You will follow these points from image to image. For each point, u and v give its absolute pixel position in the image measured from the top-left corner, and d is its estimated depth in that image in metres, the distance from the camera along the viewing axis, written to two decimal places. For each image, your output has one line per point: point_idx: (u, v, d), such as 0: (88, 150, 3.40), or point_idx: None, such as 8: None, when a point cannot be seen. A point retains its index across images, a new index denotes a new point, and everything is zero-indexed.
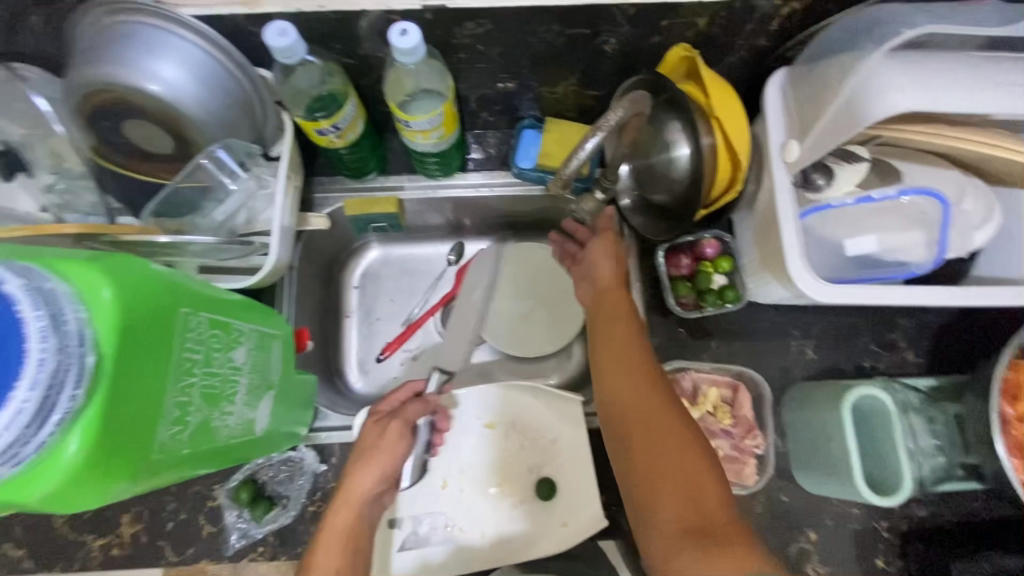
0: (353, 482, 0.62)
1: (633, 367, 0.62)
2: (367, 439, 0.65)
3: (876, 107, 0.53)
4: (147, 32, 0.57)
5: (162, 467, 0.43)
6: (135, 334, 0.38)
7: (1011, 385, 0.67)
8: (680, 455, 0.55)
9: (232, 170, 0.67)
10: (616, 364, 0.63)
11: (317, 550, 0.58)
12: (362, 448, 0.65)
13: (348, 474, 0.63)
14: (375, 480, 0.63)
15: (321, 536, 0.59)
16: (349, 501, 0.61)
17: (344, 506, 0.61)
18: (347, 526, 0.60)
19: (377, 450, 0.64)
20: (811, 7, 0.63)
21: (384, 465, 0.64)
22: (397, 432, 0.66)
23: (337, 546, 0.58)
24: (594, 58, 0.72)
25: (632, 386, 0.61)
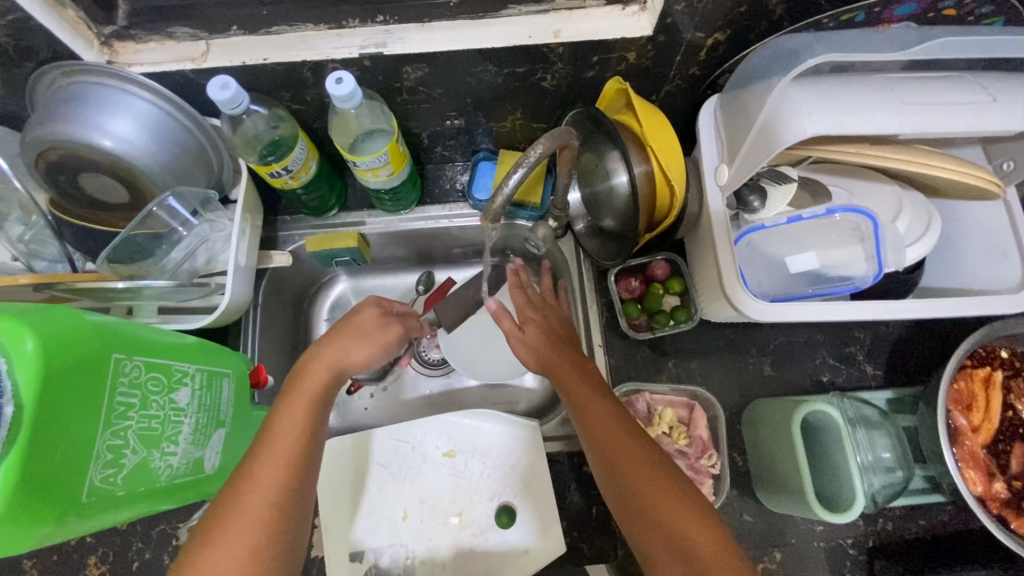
0: (341, 348, 0.65)
1: (619, 426, 0.59)
2: (359, 321, 0.69)
3: (787, 132, 0.55)
4: (99, 92, 0.60)
5: (95, 509, 0.44)
6: (59, 383, 0.40)
7: (965, 396, 0.70)
8: (682, 514, 0.53)
9: (185, 218, 0.69)
10: (597, 419, 0.60)
11: (283, 408, 0.58)
12: (352, 323, 0.68)
13: (333, 341, 0.65)
14: (356, 351, 0.66)
15: (292, 393, 0.60)
16: (328, 362, 0.63)
17: (312, 372, 0.62)
18: (321, 384, 0.61)
19: (368, 329, 0.68)
20: (734, 38, 0.66)
21: (368, 345, 0.67)
22: (394, 333, 0.71)
23: (305, 403, 0.59)
24: (535, 92, 0.75)
25: (623, 438, 0.58)
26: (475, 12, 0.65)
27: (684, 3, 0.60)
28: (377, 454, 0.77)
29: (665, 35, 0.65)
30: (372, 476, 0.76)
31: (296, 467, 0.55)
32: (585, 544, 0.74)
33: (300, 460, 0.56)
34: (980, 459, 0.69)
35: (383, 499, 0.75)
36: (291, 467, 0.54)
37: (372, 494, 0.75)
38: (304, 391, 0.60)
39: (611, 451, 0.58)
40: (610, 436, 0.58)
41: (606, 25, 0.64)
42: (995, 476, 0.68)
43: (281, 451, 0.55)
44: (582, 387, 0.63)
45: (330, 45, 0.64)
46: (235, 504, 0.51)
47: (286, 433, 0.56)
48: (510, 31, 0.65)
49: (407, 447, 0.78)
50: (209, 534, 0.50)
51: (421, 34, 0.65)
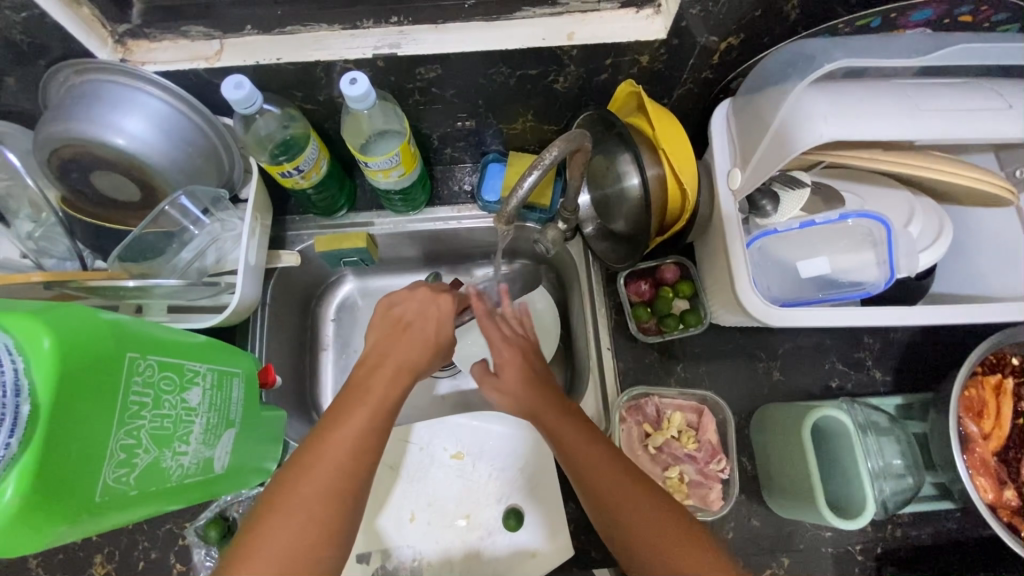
0: (402, 358, 0.61)
1: (609, 468, 0.57)
2: (422, 326, 0.65)
3: (801, 138, 0.55)
4: (112, 90, 0.60)
5: (108, 509, 0.44)
6: (75, 382, 0.40)
7: (976, 403, 0.70)
8: (685, 558, 0.52)
9: (196, 216, 0.69)
10: (586, 463, 0.58)
11: (353, 404, 0.56)
12: (419, 321, 0.65)
13: (400, 347, 0.62)
14: (423, 364, 0.63)
15: (363, 392, 0.57)
16: (392, 370, 0.60)
17: (379, 383, 0.58)
18: (396, 390, 0.58)
19: (433, 334, 0.65)
20: (748, 42, 0.66)
21: (435, 352, 0.65)
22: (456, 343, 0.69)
23: (370, 410, 0.56)
24: (547, 95, 0.74)
25: (615, 481, 0.56)
26: (489, 15, 0.65)
27: (699, 6, 0.60)
28: (385, 455, 0.77)
29: (678, 38, 0.65)
30: (380, 477, 0.76)
31: (353, 473, 0.52)
32: (594, 548, 0.72)
33: (359, 465, 0.53)
34: (990, 466, 0.68)
35: (390, 500, 0.75)
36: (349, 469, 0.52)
37: (381, 495, 0.75)
38: (366, 405, 0.56)
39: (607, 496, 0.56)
40: (602, 483, 0.56)
41: (620, 28, 0.64)
42: (1006, 483, 0.68)
43: (328, 469, 0.51)
44: (568, 428, 0.60)
45: (343, 46, 0.64)
46: (277, 511, 0.49)
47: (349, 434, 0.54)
48: (523, 33, 0.65)
49: (415, 448, 0.78)
50: (251, 538, 0.49)
51: (435, 35, 0.65)
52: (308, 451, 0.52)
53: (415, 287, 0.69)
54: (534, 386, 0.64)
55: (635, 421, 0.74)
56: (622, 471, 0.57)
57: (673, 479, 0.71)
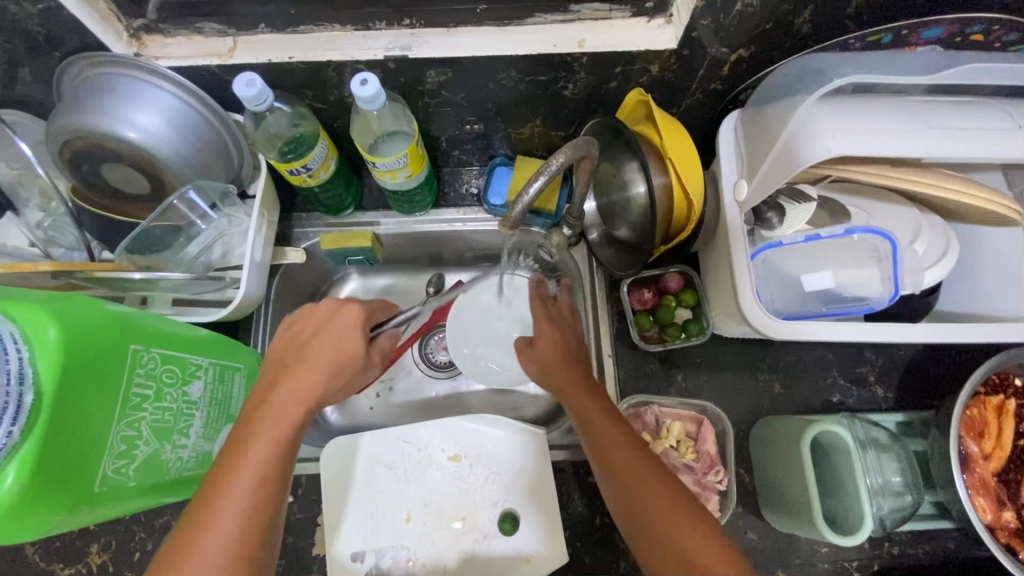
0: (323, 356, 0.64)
1: (627, 449, 0.59)
2: (327, 342, 0.65)
3: (810, 151, 0.55)
4: (125, 83, 0.61)
5: (106, 500, 0.44)
6: (78, 372, 0.40)
7: (977, 423, 0.69)
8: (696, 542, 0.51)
9: (203, 211, 0.69)
10: (604, 441, 0.60)
11: (245, 449, 0.53)
12: (320, 337, 0.65)
13: (300, 370, 0.61)
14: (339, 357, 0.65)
15: (255, 434, 0.54)
16: (289, 411, 0.57)
17: (271, 420, 0.55)
18: (292, 425, 0.56)
19: (336, 351, 0.65)
20: (758, 54, 0.66)
21: (341, 369, 0.65)
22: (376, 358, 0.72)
23: (266, 452, 0.53)
24: (556, 101, 0.75)
25: (632, 461, 0.58)
26: (501, 19, 0.65)
27: (711, 17, 0.60)
28: (382, 455, 0.77)
29: (688, 49, 0.65)
30: (378, 477, 0.76)
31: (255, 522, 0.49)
32: (587, 554, 0.74)
33: (260, 513, 0.50)
34: (991, 487, 0.68)
35: (387, 500, 0.75)
36: (249, 520, 0.49)
37: (378, 495, 0.75)
38: (259, 448, 0.53)
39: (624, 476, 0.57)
40: (621, 454, 0.58)
41: (631, 36, 0.65)
42: (1006, 504, 0.68)
43: (225, 525, 0.48)
44: (592, 409, 0.64)
45: (356, 47, 0.65)
46: None
47: (243, 483, 0.50)
48: (535, 39, 0.65)
49: (412, 449, 0.77)
50: None
51: (447, 38, 0.65)
52: (193, 516, 0.49)
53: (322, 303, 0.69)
54: (562, 371, 0.70)
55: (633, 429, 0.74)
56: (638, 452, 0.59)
57: None
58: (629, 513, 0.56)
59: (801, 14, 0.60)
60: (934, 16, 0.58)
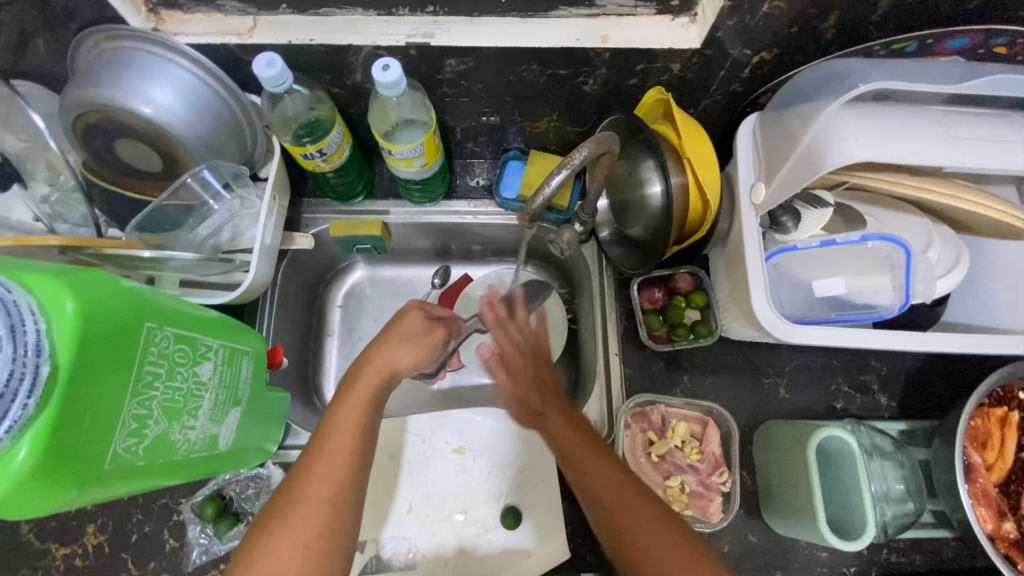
0: (407, 326, 0.68)
1: (621, 490, 0.57)
2: (404, 325, 0.68)
3: (833, 156, 0.55)
4: (143, 58, 0.60)
5: (115, 478, 0.43)
6: (94, 347, 0.40)
7: (980, 433, 0.70)
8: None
9: (216, 190, 0.69)
10: (594, 477, 0.59)
11: (340, 407, 0.59)
12: (399, 323, 0.68)
13: (382, 348, 0.65)
14: (422, 330, 0.68)
15: (347, 394, 0.60)
16: (366, 392, 0.60)
17: (362, 382, 0.61)
18: (375, 387, 0.61)
19: (414, 330, 0.68)
20: (781, 57, 0.66)
21: (414, 344, 0.67)
22: (440, 339, 0.70)
23: (359, 408, 0.59)
24: (575, 96, 0.74)
25: (624, 501, 0.57)
26: (524, 11, 0.64)
27: (736, 18, 0.60)
28: (387, 445, 0.77)
29: (711, 49, 0.65)
30: (381, 466, 0.76)
31: (354, 465, 0.55)
32: (588, 552, 0.72)
33: (357, 460, 0.56)
34: (992, 497, 0.68)
35: (390, 490, 0.75)
36: (349, 465, 0.55)
37: (379, 485, 0.75)
38: (353, 405, 0.59)
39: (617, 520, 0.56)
40: (604, 489, 0.58)
41: (655, 34, 0.64)
42: (1006, 515, 0.68)
43: (330, 467, 0.54)
44: (579, 445, 0.61)
45: (377, 32, 0.64)
46: (284, 520, 0.51)
47: (343, 432, 0.56)
48: (558, 32, 0.64)
49: (417, 440, 0.77)
50: (258, 551, 0.50)
51: (469, 27, 0.64)
52: (301, 464, 0.55)
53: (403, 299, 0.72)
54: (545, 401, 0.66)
55: (639, 428, 0.74)
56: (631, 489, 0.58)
57: (674, 488, 0.71)
58: (623, 555, 0.55)
59: (827, 18, 0.60)
60: (959, 26, 0.58)
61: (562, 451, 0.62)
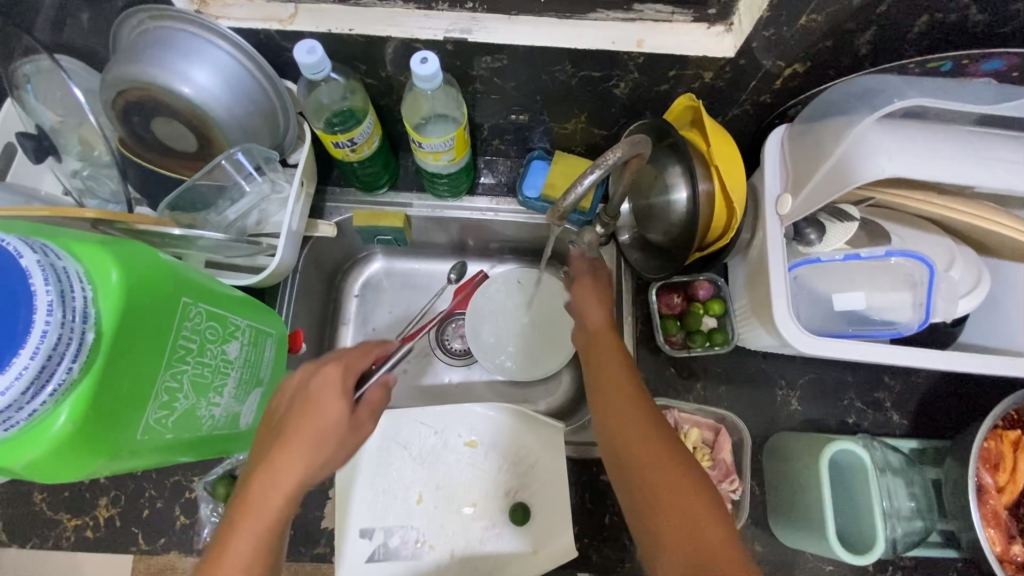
0: (322, 417, 0.54)
1: (637, 433, 0.57)
2: (321, 418, 0.54)
3: (865, 171, 0.56)
4: (186, 40, 0.61)
5: (145, 448, 0.44)
6: (135, 316, 0.40)
7: (993, 455, 0.69)
8: (680, 508, 0.53)
9: (248, 172, 0.69)
10: (614, 387, 0.62)
11: (230, 540, 0.48)
12: (306, 421, 0.53)
13: (288, 460, 0.51)
14: (343, 421, 0.55)
15: (240, 522, 0.49)
16: (262, 523, 0.49)
17: (262, 498, 0.50)
18: (273, 517, 0.50)
19: (328, 431, 0.54)
20: (813, 70, 0.67)
21: (329, 452, 0.54)
22: (366, 416, 0.59)
23: (252, 545, 0.48)
24: (605, 98, 0.75)
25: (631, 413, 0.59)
26: (563, 11, 0.65)
27: (772, 30, 0.60)
28: (400, 435, 0.77)
29: (745, 59, 0.65)
30: (392, 456, 0.76)
31: None
32: (594, 552, 0.73)
33: None
34: (1001, 519, 0.68)
35: (401, 479, 0.76)
36: None
37: (390, 474, 0.76)
38: (246, 540, 0.48)
39: (629, 465, 0.57)
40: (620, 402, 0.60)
41: (690, 41, 0.65)
42: (1015, 538, 0.68)
43: None
44: (608, 347, 0.65)
45: (416, 25, 0.65)
46: None
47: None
48: (595, 34, 0.65)
49: (429, 432, 0.77)
50: None
51: (507, 25, 0.65)
52: None
53: (318, 366, 0.57)
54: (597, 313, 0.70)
55: None
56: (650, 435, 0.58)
57: None
58: (618, 458, 0.58)
59: (862, 35, 0.61)
60: (995, 48, 0.59)
61: (593, 390, 0.63)
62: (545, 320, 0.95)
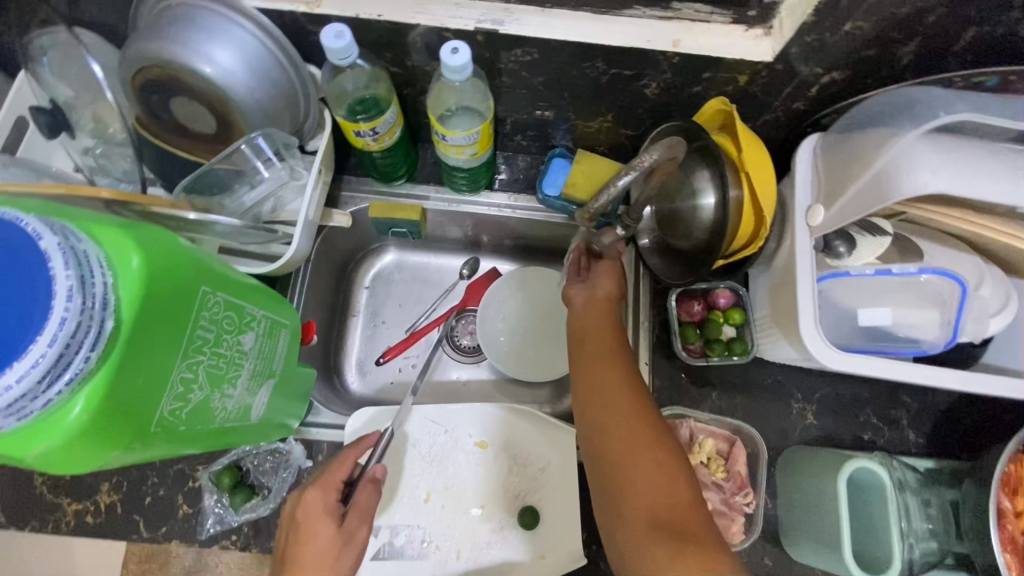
0: (315, 546, 0.55)
1: (616, 392, 0.60)
2: (314, 550, 0.55)
3: (907, 185, 0.54)
4: (209, 18, 0.59)
5: (158, 440, 0.43)
6: (155, 305, 0.39)
7: (1012, 478, 0.68)
8: (643, 467, 0.55)
9: (268, 157, 0.67)
10: (599, 351, 0.64)
11: None
12: (303, 554, 0.55)
13: None
14: (336, 543, 0.57)
15: None
16: None
17: None
18: None
19: (324, 557, 0.55)
20: (851, 79, 0.65)
21: None
22: (357, 524, 0.59)
23: None
24: (634, 98, 0.73)
25: (609, 373, 0.62)
26: (598, 7, 0.63)
27: (815, 35, 0.59)
28: (408, 432, 0.76)
29: (783, 64, 0.63)
30: (400, 453, 0.75)
31: None
32: (602, 560, 0.71)
33: None
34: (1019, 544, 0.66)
35: (409, 477, 0.74)
36: None
37: (398, 471, 0.74)
38: None
39: (607, 432, 0.59)
40: (601, 362, 0.63)
41: (728, 42, 0.63)
42: None
43: None
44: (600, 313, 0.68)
45: (446, 14, 0.63)
46: None
47: None
48: (630, 31, 0.63)
49: (439, 430, 0.76)
50: None
51: (540, 18, 0.63)
52: None
53: (301, 494, 0.59)
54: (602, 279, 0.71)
55: None
56: (630, 402, 0.60)
57: None
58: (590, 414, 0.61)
59: (907, 45, 0.59)
60: None
61: (580, 353, 0.66)
62: (556, 320, 0.93)
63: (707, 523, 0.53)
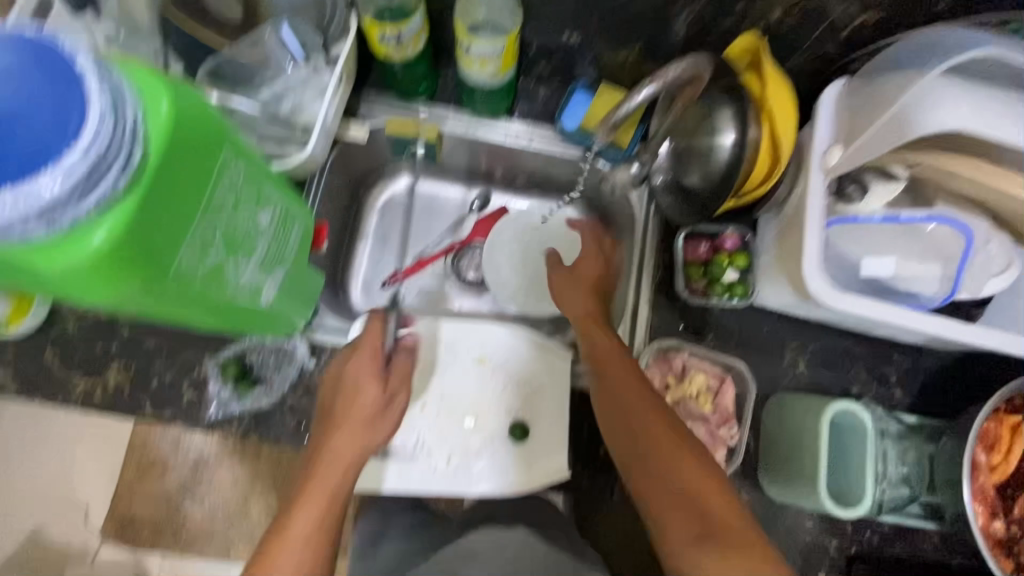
0: (359, 407, 0.62)
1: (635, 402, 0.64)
2: (357, 402, 0.62)
3: (925, 123, 0.55)
4: None
5: (174, 290, 0.44)
6: (181, 145, 0.40)
7: (990, 434, 0.70)
8: (673, 467, 0.59)
9: (293, 51, 0.69)
10: (611, 366, 0.68)
11: (299, 508, 0.56)
12: (350, 405, 0.62)
13: (340, 435, 0.60)
14: (377, 402, 0.63)
15: (309, 494, 0.57)
16: (325, 494, 0.57)
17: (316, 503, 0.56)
18: (338, 484, 0.58)
19: (369, 411, 0.62)
20: (885, 20, 0.64)
21: (371, 428, 0.62)
22: (398, 383, 0.66)
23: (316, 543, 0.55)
24: (664, 27, 0.73)
25: (625, 385, 0.65)
26: None
27: None
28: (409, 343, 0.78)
29: None
30: None
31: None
32: (586, 479, 0.75)
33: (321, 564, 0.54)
34: (988, 496, 0.69)
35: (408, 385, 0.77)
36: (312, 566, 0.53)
37: None
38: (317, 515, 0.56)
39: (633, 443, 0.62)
40: (618, 375, 0.67)
41: None
42: (997, 515, 0.69)
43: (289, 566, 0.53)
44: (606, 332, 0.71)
45: None
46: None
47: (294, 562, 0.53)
48: None
49: (440, 343, 0.78)
50: None
51: None
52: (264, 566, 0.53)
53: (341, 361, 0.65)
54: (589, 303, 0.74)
55: (659, 371, 0.76)
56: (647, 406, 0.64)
57: None
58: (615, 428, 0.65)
59: None
60: None
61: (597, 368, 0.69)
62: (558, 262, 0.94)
63: (742, 520, 0.56)
